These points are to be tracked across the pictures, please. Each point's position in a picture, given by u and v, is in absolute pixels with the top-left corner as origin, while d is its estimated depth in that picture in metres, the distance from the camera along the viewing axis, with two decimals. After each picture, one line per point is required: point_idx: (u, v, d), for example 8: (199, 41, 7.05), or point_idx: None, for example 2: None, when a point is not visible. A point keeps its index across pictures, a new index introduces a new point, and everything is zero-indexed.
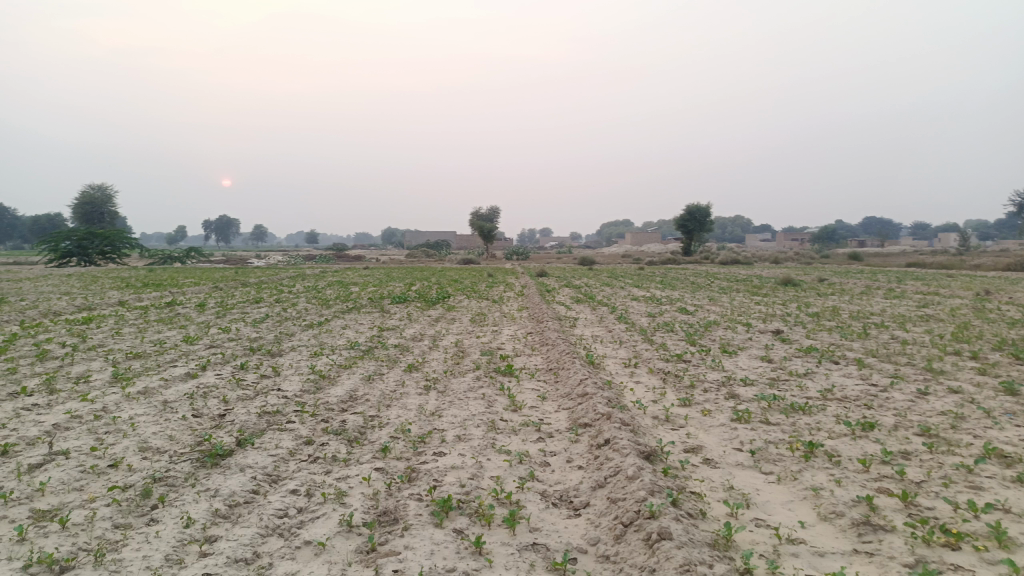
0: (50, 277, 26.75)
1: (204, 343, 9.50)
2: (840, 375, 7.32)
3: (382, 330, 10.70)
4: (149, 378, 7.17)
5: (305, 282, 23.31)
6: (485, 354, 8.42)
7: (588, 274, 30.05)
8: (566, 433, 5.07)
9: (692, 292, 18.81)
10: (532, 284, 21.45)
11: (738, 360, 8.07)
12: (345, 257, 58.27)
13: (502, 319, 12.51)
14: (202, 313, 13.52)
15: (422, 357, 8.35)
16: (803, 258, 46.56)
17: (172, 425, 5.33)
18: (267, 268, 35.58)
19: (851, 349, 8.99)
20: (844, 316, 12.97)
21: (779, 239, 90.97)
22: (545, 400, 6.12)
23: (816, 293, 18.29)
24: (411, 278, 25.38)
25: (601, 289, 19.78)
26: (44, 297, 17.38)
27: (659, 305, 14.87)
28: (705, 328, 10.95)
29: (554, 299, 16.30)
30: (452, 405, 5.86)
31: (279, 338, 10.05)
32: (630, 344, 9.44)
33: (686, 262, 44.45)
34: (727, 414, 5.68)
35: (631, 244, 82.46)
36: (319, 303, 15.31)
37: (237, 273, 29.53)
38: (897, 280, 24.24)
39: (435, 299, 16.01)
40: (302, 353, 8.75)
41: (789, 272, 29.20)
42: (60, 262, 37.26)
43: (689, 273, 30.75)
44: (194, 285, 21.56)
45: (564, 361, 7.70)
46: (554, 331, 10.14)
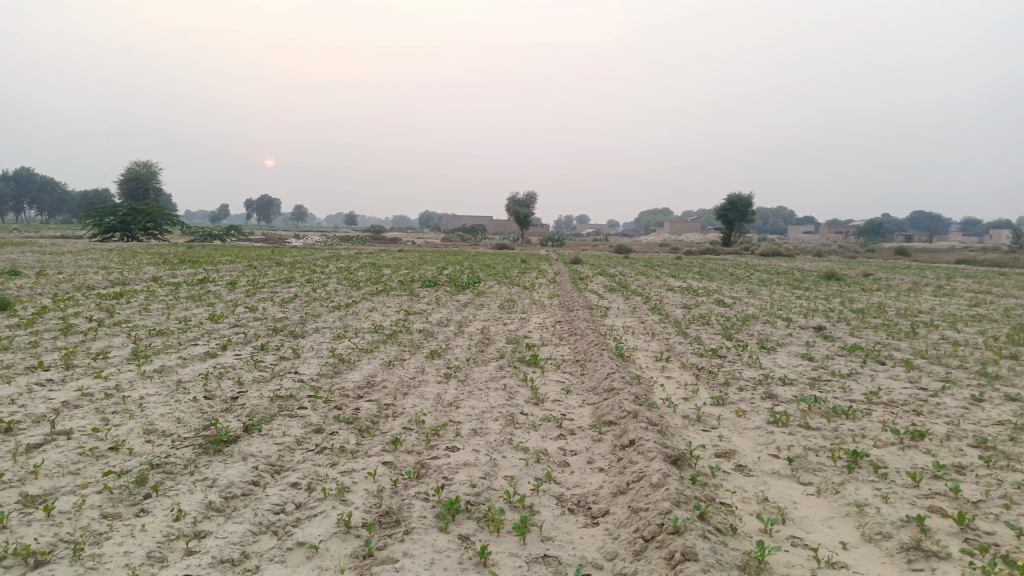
0: (92, 250, 27.29)
1: (228, 322, 9.41)
2: (886, 377, 6.87)
3: (408, 314, 10.50)
4: (168, 356, 7.05)
5: (339, 262, 23.29)
6: (512, 343, 8.16)
7: (624, 261, 29.59)
8: (589, 431, 4.77)
9: (731, 283, 18.27)
10: (566, 271, 21.09)
11: (776, 357, 7.66)
12: (381, 238, 58.42)
13: (532, 306, 12.22)
14: (232, 291, 13.50)
15: (446, 343, 8.11)
16: (848, 251, 45.24)
17: (182, 408, 5.16)
18: (304, 248, 35.73)
19: (898, 349, 8.51)
20: (890, 313, 12.40)
21: (823, 231, 88.89)
22: (569, 394, 5.83)
23: (860, 288, 17.61)
24: (444, 261, 25.21)
25: (636, 278, 19.30)
26: (81, 270, 17.57)
27: (695, 297, 14.43)
28: (743, 322, 10.52)
29: (587, 287, 15.95)
30: (471, 396, 5.60)
31: (304, 318, 9.90)
32: (663, 336, 9.08)
33: (726, 253, 43.69)
34: (762, 416, 5.32)
35: (670, 233, 81.39)
36: (349, 284, 15.20)
37: (273, 252, 29.71)
38: (946, 277, 23.28)
39: (466, 283, 15.78)
40: (325, 334, 8.59)
41: (832, 266, 28.35)
42: (104, 237, 37.98)
43: (727, 263, 30.06)
44: (229, 263, 21.69)
45: (592, 352, 7.38)
46: (584, 320, 9.81)
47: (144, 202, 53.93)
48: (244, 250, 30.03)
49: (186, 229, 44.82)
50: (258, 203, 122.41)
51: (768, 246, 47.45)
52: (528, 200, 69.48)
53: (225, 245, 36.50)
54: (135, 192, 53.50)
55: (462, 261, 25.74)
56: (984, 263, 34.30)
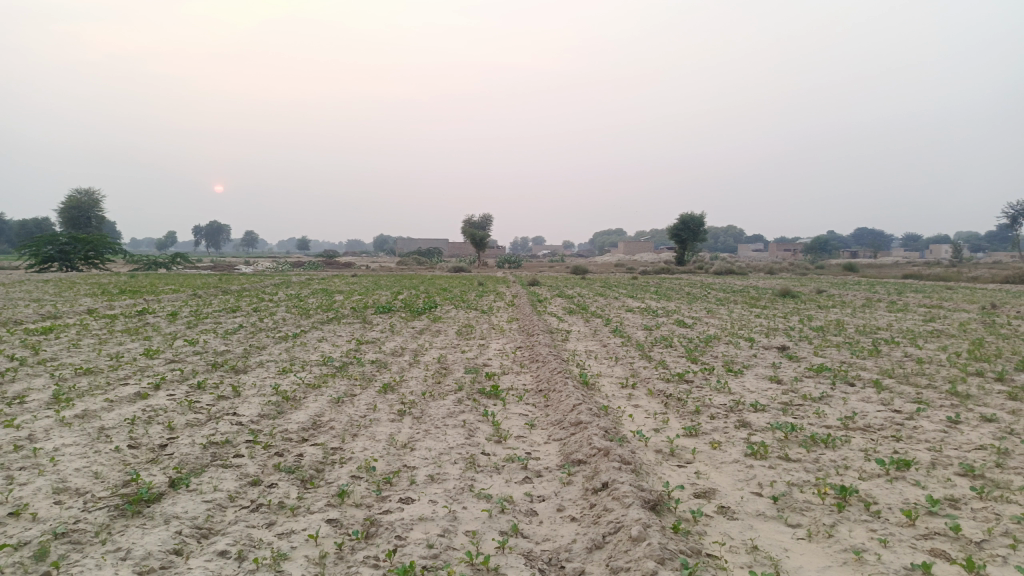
0: (26, 281, 26.02)
1: (165, 357, 8.76)
2: (859, 399, 6.64)
3: (360, 344, 9.98)
4: (92, 398, 6.43)
5: (289, 290, 22.57)
6: (470, 373, 7.72)
7: (580, 283, 29.49)
8: (557, 472, 4.37)
9: (689, 303, 18.18)
10: (523, 294, 20.81)
11: (745, 381, 7.39)
12: (334, 263, 57.43)
13: (490, 331, 11.80)
14: (173, 323, 12.80)
15: (400, 375, 7.63)
16: (798, 268, 46.03)
17: (101, 460, 4.60)
18: (254, 275, 34.70)
19: (864, 369, 8.33)
20: (850, 331, 12.33)
21: (772, 248, 90.78)
22: (533, 429, 5.42)
23: (816, 306, 17.63)
24: (398, 286, 24.63)
25: (595, 300, 19.03)
26: (10, 304, 16.54)
27: (655, 317, 14.23)
28: (706, 344, 10.29)
29: (546, 309, 15.63)
30: (427, 435, 5.15)
31: (248, 351, 9.31)
32: (626, 361, 8.77)
33: (680, 272, 44.11)
34: (738, 448, 4.99)
35: (624, 253, 82.04)
36: (299, 313, 14.58)
37: (221, 280, 28.66)
38: (897, 292, 23.60)
39: (421, 309, 15.30)
40: (269, 368, 8.05)
41: (786, 283, 28.68)
42: (41, 268, 36.29)
43: (683, 282, 30.12)
44: (172, 292, 20.80)
45: (555, 381, 7.00)
46: (544, 346, 9.43)
47: (86, 231, 52.05)
48: (191, 279, 29.00)
49: (129, 258, 43.24)
50: (208, 229, 119.54)
51: (721, 265, 47.97)
52: (483, 222, 69.30)
53: (170, 273, 35.23)
54: (77, 221, 51.57)
55: (416, 285, 25.19)
56: (929, 277, 35.17)
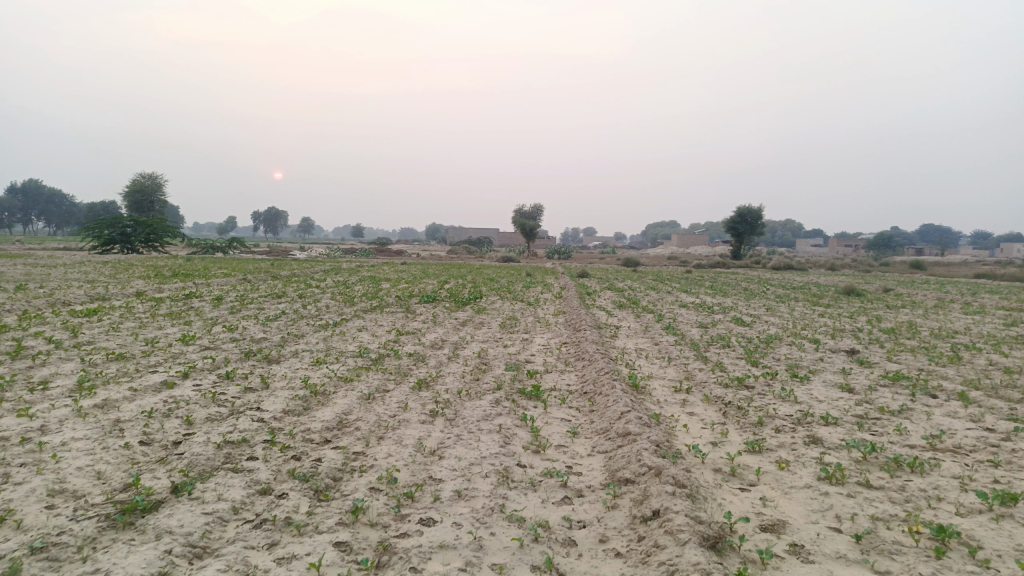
0: (85, 262, 26.63)
1: (200, 344, 8.52)
2: (945, 414, 5.91)
3: (400, 335, 9.59)
4: (117, 386, 6.18)
5: (337, 276, 22.46)
6: (511, 370, 7.24)
7: (632, 276, 28.71)
8: (600, 493, 3.85)
9: (747, 299, 17.33)
10: (573, 286, 20.24)
11: (812, 389, 6.72)
12: (386, 251, 57.67)
13: (535, 325, 11.28)
14: (216, 308, 12.66)
15: (437, 370, 7.20)
16: (861, 266, 44.15)
17: (107, 458, 4.27)
18: (305, 261, 34.86)
19: (946, 378, 7.52)
20: (924, 334, 11.41)
21: (832, 244, 87.86)
22: (576, 438, 4.91)
23: (883, 305, 16.57)
24: (445, 275, 24.29)
25: (647, 294, 18.32)
26: (64, 284, 16.78)
27: (711, 314, 13.50)
28: (767, 345, 9.58)
29: (595, 303, 15.03)
30: (460, 442, 4.69)
31: (284, 340, 9.00)
32: (680, 361, 8.16)
33: (737, 266, 43.03)
34: (810, 470, 4.38)
35: (678, 246, 80.47)
36: (343, 300, 14.32)
37: (273, 265, 28.80)
38: (971, 292, 22.16)
39: (467, 299, 14.88)
40: (303, 359, 7.71)
41: (849, 280, 27.39)
42: (103, 250, 37.32)
43: (739, 277, 29.05)
44: (223, 276, 20.87)
45: (602, 382, 6.47)
46: (592, 342, 8.88)
47: (149, 214, 53.45)
48: (244, 263, 29.31)
49: (187, 242, 44.22)
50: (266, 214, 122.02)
51: (779, 260, 46.42)
52: (535, 212, 68.74)
53: (225, 257, 35.74)
54: (141, 205, 52.98)
55: (464, 275, 24.84)
56: (1004, 277, 33.25)
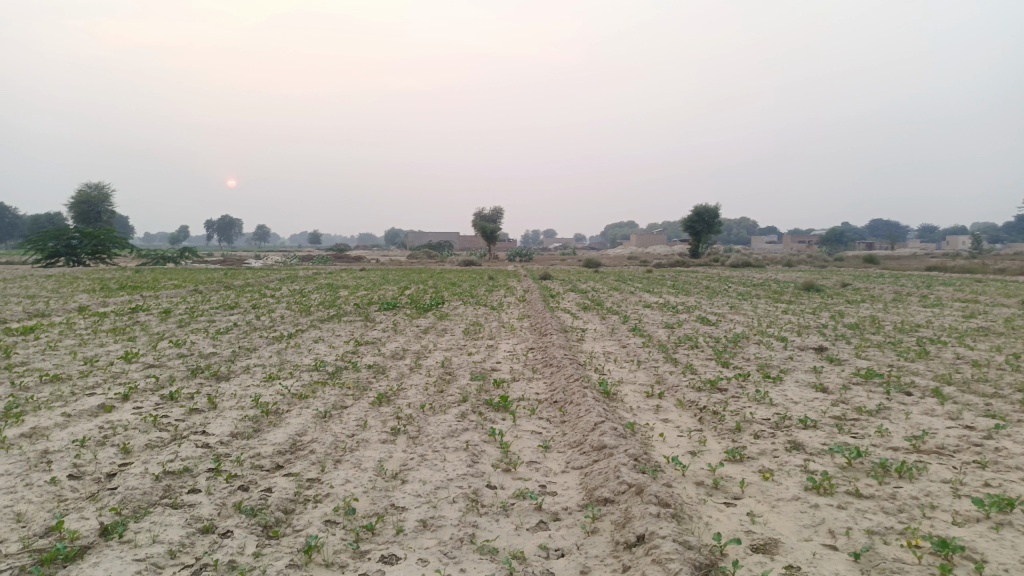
0: (26, 276, 25.44)
1: (143, 362, 7.99)
2: (923, 413, 5.77)
3: (358, 345, 9.18)
4: (48, 412, 5.68)
5: (294, 284, 21.85)
6: (476, 379, 6.92)
7: (593, 276, 28.61)
8: (578, 516, 3.55)
9: (711, 297, 17.29)
10: (535, 288, 19.99)
11: (787, 391, 6.53)
12: (344, 257, 56.77)
13: (500, 330, 10.97)
14: (164, 321, 12.05)
15: (398, 383, 6.83)
16: (817, 261, 44.84)
17: (30, 497, 3.81)
18: (261, 270, 33.93)
19: (916, 374, 7.43)
20: (889, 329, 11.40)
21: (787, 241, 89.44)
22: (548, 454, 4.61)
23: (844, 301, 16.66)
24: (405, 281, 23.80)
25: (610, 295, 18.15)
26: (2, 301, 15.91)
27: (676, 314, 13.36)
28: (736, 345, 9.43)
29: (559, 306, 14.79)
30: (425, 462, 4.35)
31: (236, 355, 8.52)
32: (649, 364, 7.93)
33: (696, 264, 43.34)
34: (795, 480, 4.15)
35: (637, 246, 81.03)
36: (300, 310, 13.80)
37: (227, 274, 27.93)
38: (925, 285, 22.52)
39: (428, 305, 14.50)
40: (255, 375, 7.26)
41: (808, 275, 27.71)
42: (47, 263, 35.89)
43: (700, 276, 29.16)
44: (173, 288, 20.09)
45: (572, 390, 6.19)
46: (559, 347, 8.60)
47: (97, 225, 51.72)
48: (196, 274, 28.38)
49: (137, 253, 42.85)
50: (220, 223, 119.57)
51: (737, 257, 46.96)
52: (494, 215, 68.45)
53: (177, 268, 34.66)
54: (87, 216, 51.25)
55: (424, 280, 24.39)
56: (954, 270, 34.10)
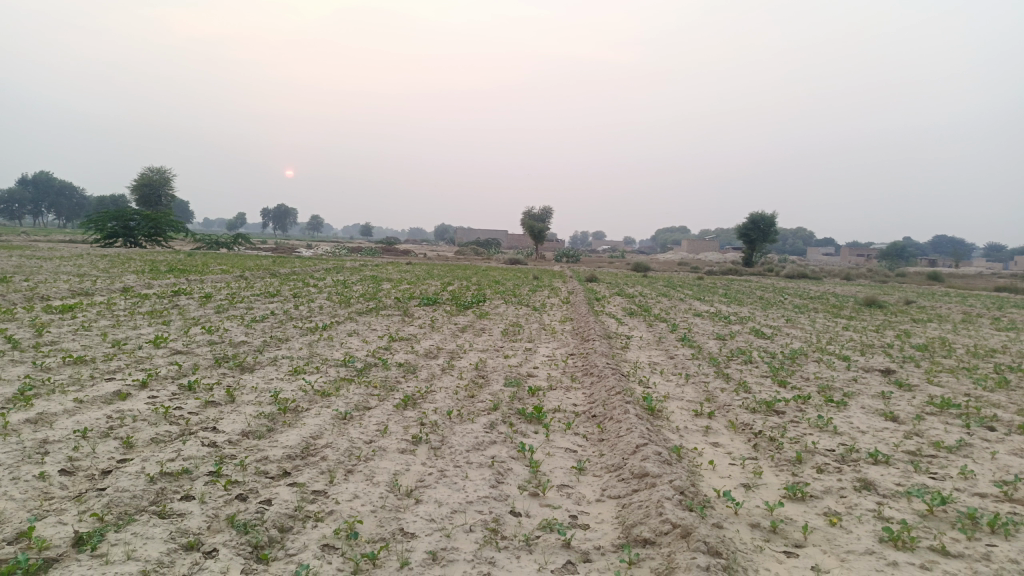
0: (83, 256, 25.95)
1: (171, 348, 7.76)
2: (1011, 452, 5.09)
3: (392, 341, 8.82)
4: (60, 397, 5.42)
5: (337, 275, 21.75)
6: (510, 385, 6.46)
7: (641, 281, 27.96)
8: (613, 559, 3.06)
9: (764, 309, 16.52)
10: (580, 291, 19.46)
11: (852, 418, 5.90)
12: (392, 250, 56.92)
13: (540, 333, 10.50)
14: (202, 306, 11.91)
15: (427, 385, 6.41)
16: (877, 276, 43.04)
17: (12, 493, 3.47)
18: (309, 259, 34.11)
19: (998, 406, 6.69)
20: (961, 352, 10.55)
21: (844, 253, 86.69)
22: (582, 477, 4.13)
23: (907, 319, 15.71)
24: (449, 277, 23.43)
25: (658, 301, 17.45)
26: (51, 278, 16.09)
27: (727, 325, 12.70)
28: (792, 362, 8.77)
29: (604, 310, 14.24)
30: (443, 481, 3.91)
31: (265, 345, 8.22)
32: (698, 379, 7.37)
33: (747, 273, 42.17)
34: (869, 529, 3.56)
35: (687, 252, 79.59)
36: (339, 301, 13.55)
37: (276, 262, 28.09)
38: (996, 307, 21.23)
39: (469, 303, 14.11)
40: (280, 368, 6.93)
41: (867, 291, 26.56)
42: (105, 242, 36.74)
43: (753, 286, 28.11)
44: (219, 273, 20.15)
45: (614, 404, 5.69)
46: (601, 354, 8.08)
47: (157, 209, 52.94)
48: (245, 260, 28.58)
49: (192, 236, 43.70)
50: (275, 211, 121.92)
51: (792, 268, 45.49)
52: (544, 214, 67.88)
53: (229, 253, 35.08)
54: (148, 199, 52.52)
55: (468, 277, 24.00)
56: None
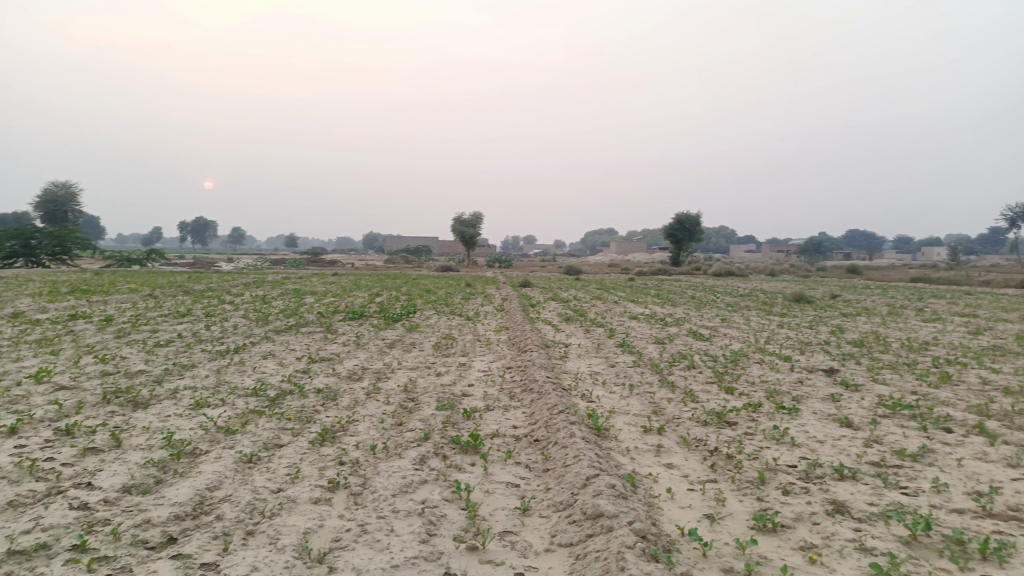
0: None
1: (55, 383, 6.81)
2: (977, 456, 4.81)
3: (311, 363, 8.07)
4: None
5: (258, 290, 20.59)
6: (442, 409, 5.86)
7: (573, 284, 27.71)
8: None
9: (699, 309, 16.40)
10: (514, 296, 18.97)
11: (808, 426, 5.55)
12: (319, 262, 55.25)
13: (474, 345, 9.91)
14: (101, 331, 10.80)
15: (349, 413, 5.74)
16: (799, 271, 44.28)
17: None
18: (228, 274, 32.48)
19: (948, 404, 6.49)
20: (897, 347, 10.51)
21: (766, 250, 89.25)
22: (528, 521, 3.58)
23: (838, 313, 15.83)
24: (377, 287, 22.59)
25: (593, 305, 17.08)
26: None
27: (665, 327, 12.39)
28: (736, 365, 8.46)
29: (539, 317, 13.75)
30: (363, 539, 3.28)
31: (167, 374, 7.34)
32: (643, 389, 6.93)
33: (677, 273, 42.66)
34: (854, 566, 3.12)
35: (616, 253, 80.29)
36: (257, 320, 12.60)
37: (192, 278, 26.54)
38: (917, 298, 21.83)
39: (398, 315, 13.39)
40: (180, 401, 6.12)
41: (794, 286, 27.04)
42: (4, 264, 34.11)
43: (683, 285, 28.18)
44: (128, 293, 18.71)
45: (557, 425, 5.17)
46: (540, 367, 7.55)
47: (65, 225, 49.85)
48: (158, 277, 26.85)
49: (102, 253, 41.21)
50: (194, 225, 117.31)
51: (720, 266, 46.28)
52: (474, 220, 67.22)
53: (140, 270, 33.05)
54: (54, 216, 49.38)
55: (397, 287, 23.15)
56: (937, 281, 33.72)
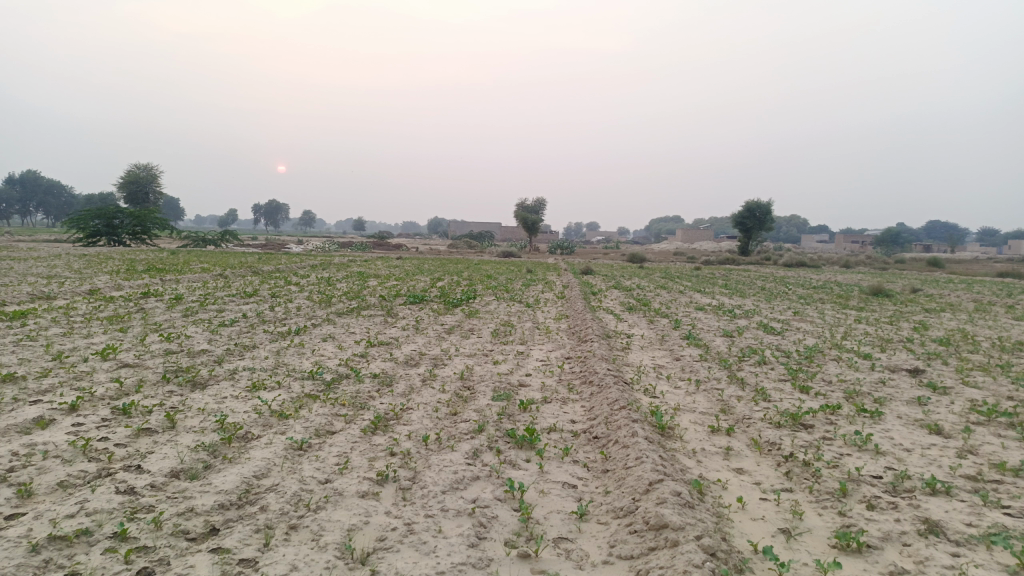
0: (61, 256, 24.99)
1: (120, 360, 6.90)
2: None
3: (369, 347, 7.99)
4: None
5: (323, 272, 20.84)
6: (499, 399, 5.65)
7: (638, 272, 27.12)
8: None
9: (769, 300, 15.76)
10: (576, 284, 18.65)
11: (893, 432, 5.11)
12: (384, 245, 55.94)
13: (534, 333, 9.68)
14: (169, 310, 11.02)
15: (404, 401, 5.59)
16: (876, 263, 42.42)
17: None
18: (296, 255, 33.12)
19: None
20: (988, 347, 9.76)
21: (840, 240, 85.91)
22: (585, 528, 3.33)
23: (920, 309, 14.95)
24: (440, 272, 22.59)
25: (657, 295, 16.60)
26: (16, 281, 15.14)
27: (734, 320, 11.89)
28: (810, 362, 7.98)
29: (601, 305, 13.42)
30: (410, 541, 3.08)
31: (227, 355, 7.36)
32: (710, 386, 6.56)
33: (746, 263, 41.48)
34: None
35: (682, 241, 78.66)
36: (319, 301, 12.67)
37: (261, 259, 27.12)
38: (1007, 293, 20.46)
39: (459, 300, 13.26)
40: (237, 383, 6.09)
41: (871, 279, 25.79)
42: (88, 242, 35.65)
43: (752, 276, 27.23)
44: (199, 272, 19.18)
45: (619, 422, 4.89)
46: (601, 358, 7.26)
47: (146, 205, 51.85)
48: (230, 257, 27.54)
49: (178, 234, 42.70)
50: (266, 207, 120.59)
51: (791, 256, 44.75)
52: (538, 207, 66.89)
53: (213, 250, 34.04)
54: (136, 196, 51.39)
55: (458, 272, 23.11)
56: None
